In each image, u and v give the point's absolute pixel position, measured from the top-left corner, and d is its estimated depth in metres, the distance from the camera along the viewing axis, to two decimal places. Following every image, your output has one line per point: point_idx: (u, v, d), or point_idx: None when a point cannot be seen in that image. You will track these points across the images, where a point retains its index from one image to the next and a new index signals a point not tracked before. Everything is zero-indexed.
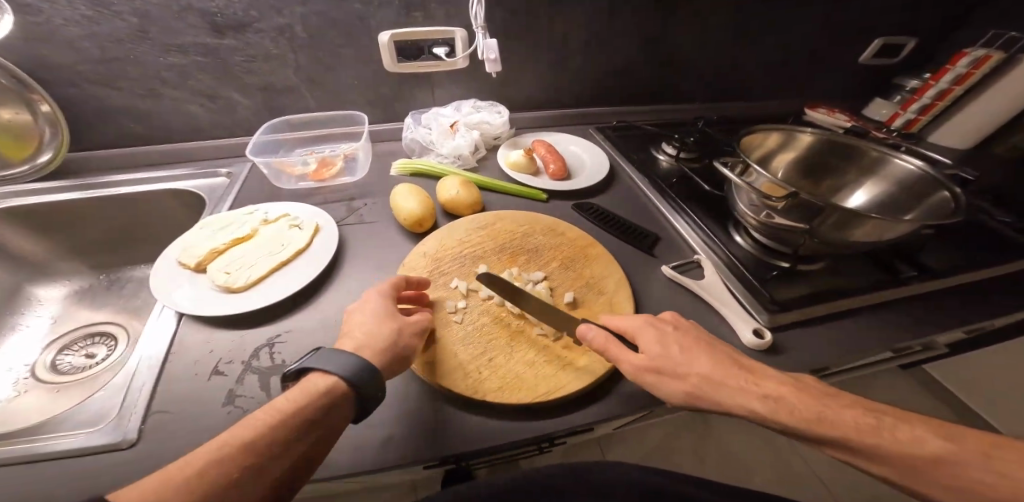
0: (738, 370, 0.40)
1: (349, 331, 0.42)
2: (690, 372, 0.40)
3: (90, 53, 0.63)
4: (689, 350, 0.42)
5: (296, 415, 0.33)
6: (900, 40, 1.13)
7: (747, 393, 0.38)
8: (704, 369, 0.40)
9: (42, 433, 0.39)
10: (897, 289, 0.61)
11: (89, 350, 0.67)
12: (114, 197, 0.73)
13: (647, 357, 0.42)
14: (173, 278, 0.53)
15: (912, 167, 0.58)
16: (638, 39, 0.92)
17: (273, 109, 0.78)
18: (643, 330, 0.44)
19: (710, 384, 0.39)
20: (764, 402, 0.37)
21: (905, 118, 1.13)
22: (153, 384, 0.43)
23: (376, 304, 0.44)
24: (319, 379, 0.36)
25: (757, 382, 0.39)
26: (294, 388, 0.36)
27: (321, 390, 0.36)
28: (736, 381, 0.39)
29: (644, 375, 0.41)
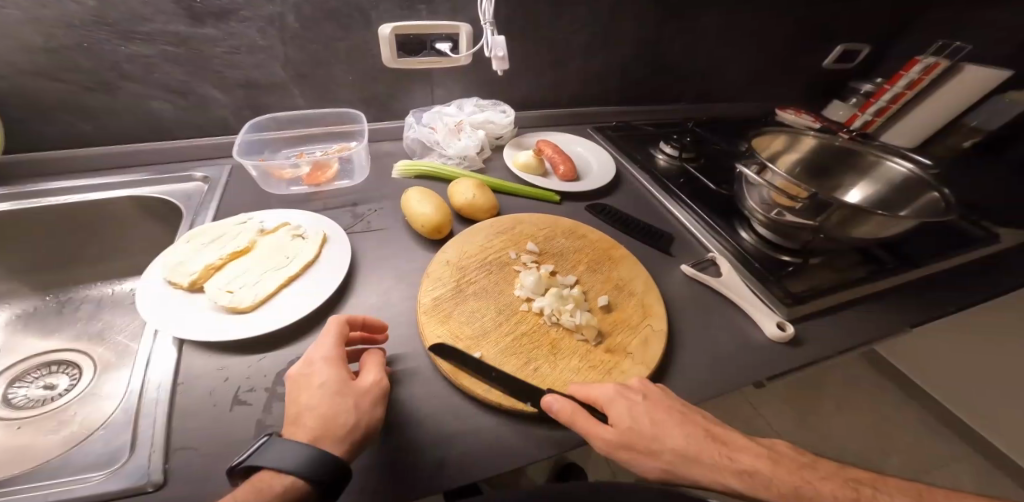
0: (711, 442, 0.37)
1: (297, 413, 0.34)
2: (664, 447, 0.37)
3: (35, 40, 0.54)
4: (661, 419, 0.38)
5: None
6: (857, 48, 1.24)
7: (721, 471, 0.36)
8: (678, 443, 0.37)
9: (41, 482, 0.32)
10: (884, 281, 0.66)
11: (47, 380, 0.57)
12: (67, 206, 0.63)
13: (617, 431, 0.37)
14: (164, 299, 0.46)
15: (903, 169, 0.63)
16: (635, 40, 0.93)
17: (256, 106, 0.71)
18: (615, 400, 0.39)
19: (683, 461, 0.36)
20: (740, 478, 0.36)
21: (863, 119, 1.22)
22: (165, 419, 0.37)
23: (323, 375, 0.36)
24: (260, 476, 0.30)
25: (726, 456, 0.37)
26: (245, 489, 0.29)
27: (258, 491, 0.29)
28: (709, 458, 0.36)
29: (616, 452, 0.37)
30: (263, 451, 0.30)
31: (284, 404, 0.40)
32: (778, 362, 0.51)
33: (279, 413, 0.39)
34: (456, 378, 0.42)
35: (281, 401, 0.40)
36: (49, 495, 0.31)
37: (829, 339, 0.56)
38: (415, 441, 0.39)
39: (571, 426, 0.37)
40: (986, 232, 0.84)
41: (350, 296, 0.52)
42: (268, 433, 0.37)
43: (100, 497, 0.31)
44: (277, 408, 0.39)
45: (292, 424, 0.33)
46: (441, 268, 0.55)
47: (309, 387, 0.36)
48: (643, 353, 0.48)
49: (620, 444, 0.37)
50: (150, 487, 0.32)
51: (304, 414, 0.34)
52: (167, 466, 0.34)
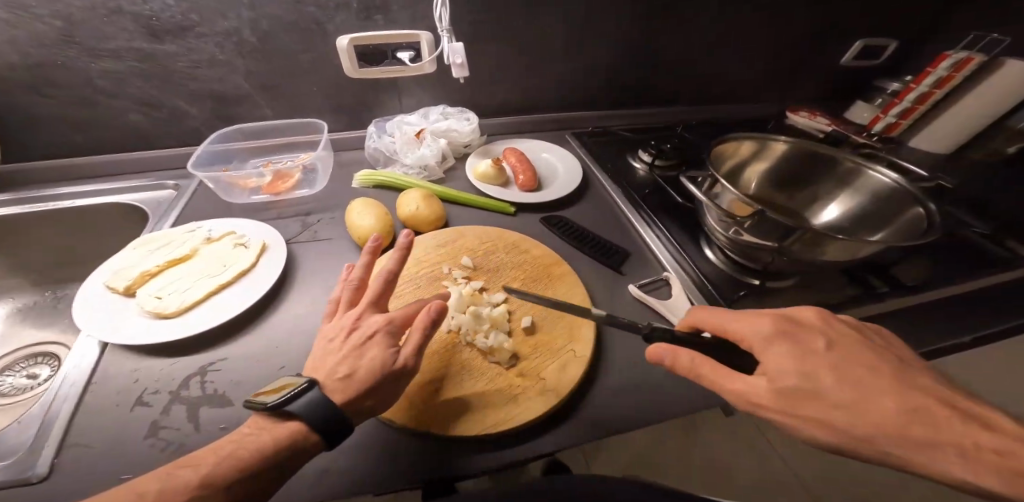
0: (934, 415, 0.30)
1: (333, 381, 0.38)
2: (850, 417, 0.30)
3: (13, 60, 0.58)
4: (849, 383, 0.32)
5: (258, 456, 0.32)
6: (881, 43, 1.12)
7: (949, 455, 0.28)
8: (874, 412, 0.30)
9: None
10: (873, 305, 0.58)
11: (31, 371, 0.63)
12: (52, 212, 0.68)
13: (775, 386, 0.32)
14: (99, 303, 0.49)
15: (887, 180, 0.56)
16: (617, 40, 0.88)
17: (225, 117, 0.74)
18: (775, 349, 0.34)
19: (885, 433, 0.29)
20: (999, 473, 0.27)
21: (886, 122, 1.11)
22: (67, 417, 0.39)
23: (380, 356, 0.39)
24: (292, 425, 0.34)
25: (952, 433, 0.29)
26: (274, 428, 0.34)
27: (289, 440, 0.34)
28: (928, 435, 0.29)
29: (778, 413, 0.32)
30: (303, 401, 0.35)
31: (182, 407, 0.41)
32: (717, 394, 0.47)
33: (175, 415, 0.40)
34: None
35: (181, 404, 0.41)
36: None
37: None
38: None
39: (693, 376, 0.35)
40: (1013, 252, 0.73)
41: (280, 306, 0.53)
42: (158, 434, 0.38)
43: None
44: (175, 411, 0.40)
45: (332, 387, 0.37)
46: None
47: (367, 351, 0.40)
48: (558, 380, 0.45)
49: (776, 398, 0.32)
50: (34, 479, 0.34)
51: (354, 378, 0.38)
52: (54, 462, 0.36)
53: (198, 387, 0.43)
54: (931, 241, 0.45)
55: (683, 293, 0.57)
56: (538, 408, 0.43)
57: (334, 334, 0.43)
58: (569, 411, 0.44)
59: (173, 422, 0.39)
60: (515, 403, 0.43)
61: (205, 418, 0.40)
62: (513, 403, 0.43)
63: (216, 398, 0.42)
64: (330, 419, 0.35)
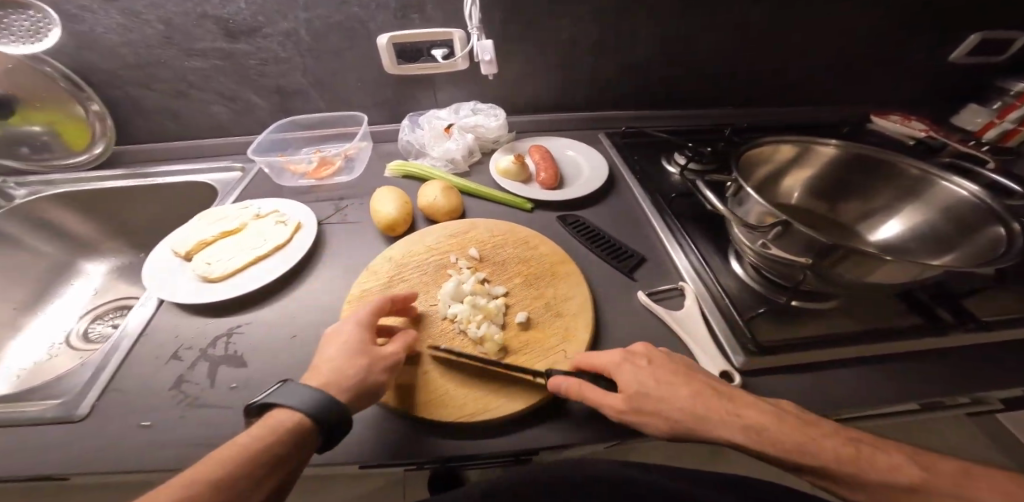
0: (715, 399, 0.37)
1: (317, 368, 0.39)
2: (674, 408, 0.37)
3: (128, 59, 0.71)
4: (667, 383, 0.38)
5: (260, 453, 0.31)
6: (1002, 34, 0.93)
7: (728, 426, 0.35)
8: (686, 404, 0.37)
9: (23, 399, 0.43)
10: (937, 338, 0.49)
11: (114, 321, 0.77)
12: (145, 187, 0.82)
13: (625, 397, 0.39)
14: (164, 265, 0.58)
15: (965, 193, 0.49)
16: (662, 36, 0.84)
17: (285, 110, 0.83)
18: (621, 367, 0.41)
19: (689, 421, 0.36)
20: (744, 433, 0.35)
21: (1000, 128, 0.92)
22: (117, 365, 0.46)
23: (352, 334, 0.42)
24: (278, 415, 0.34)
25: (746, 410, 0.36)
26: (259, 425, 0.33)
27: (281, 429, 0.33)
28: (727, 415, 0.36)
29: (631, 414, 0.38)
30: (280, 395, 0.35)
31: (206, 364, 0.47)
32: None
33: (198, 371, 0.46)
34: None
35: (205, 361, 0.47)
36: (22, 408, 0.42)
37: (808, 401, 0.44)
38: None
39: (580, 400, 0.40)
40: None
41: (303, 279, 0.59)
42: (180, 387, 0.44)
43: (44, 419, 0.41)
44: (199, 367, 0.46)
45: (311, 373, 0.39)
46: (382, 263, 0.58)
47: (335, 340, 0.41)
48: (544, 377, 0.44)
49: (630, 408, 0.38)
50: (75, 418, 0.41)
51: (324, 367, 0.39)
52: (101, 401, 0.43)
53: (222, 346, 0.49)
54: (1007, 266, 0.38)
55: (697, 304, 0.53)
56: (517, 401, 0.42)
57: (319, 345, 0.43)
58: (550, 414, 0.43)
59: (197, 378, 0.45)
60: (495, 394, 0.43)
61: (222, 377, 0.46)
62: (494, 393, 0.43)
63: (234, 358, 0.48)
64: (317, 402, 0.35)
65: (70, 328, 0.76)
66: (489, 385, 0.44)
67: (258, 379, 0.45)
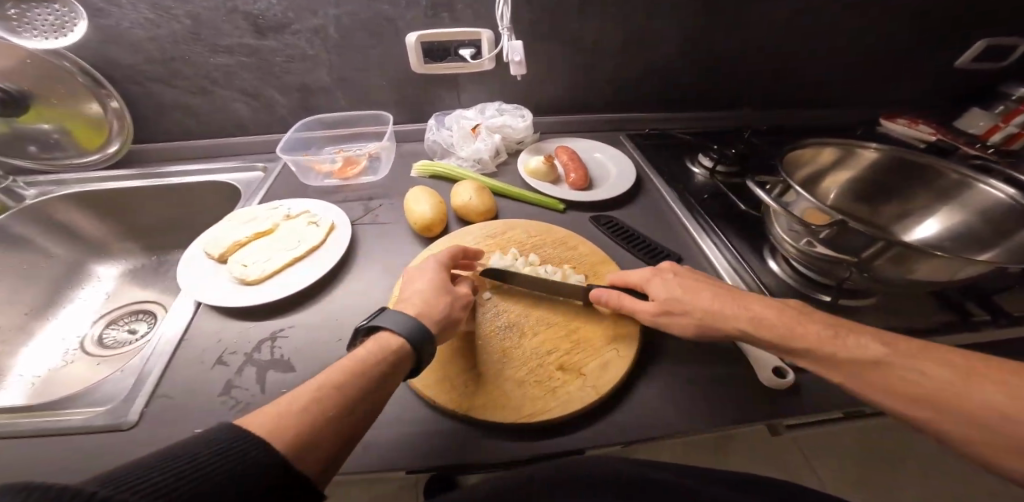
0: (731, 300, 0.44)
1: (406, 297, 0.45)
2: (696, 308, 0.44)
3: (153, 54, 0.71)
4: (693, 290, 0.45)
5: (371, 367, 0.36)
6: (1006, 40, 0.96)
7: (736, 317, 0.42)
8: (707, 305, 0.44)
9: (65, 407, 0.42)
10: (968, 333, 0.51)
11: (131, 326, 0.73)
12: (162, 187, 0.79)
13: (656, 301, 0.46)
14: (197, 267, 0.57)
15: (1003, 195, 0.50)
16: (685, 38, 0.85)
17: (308, 108, 0.82)
18: (652, 280, 0.48)
19: (708, 317, 0.43)
20: (749, 321, 0.41)
21: (1005, 132, 0.94)
22: (161, 371, 0.45)
23: (433, 272, 0.48)
24: (383, 336, 0.39)
25: (756, 306, 0.42)
26: (369, 343, 0.38)
27: (387, 346, 0.38)
28: (746, 309, 0.42)
29: (661, 316, 0.45)
30: (386, 318, 0.40)
31: (253, 369, 0.46)
32: (769, 410, 0.43)
33: (246, 376, 0.45)
34: None
35: (252, 366, 0.46)
36: (64, 417, 0.40)
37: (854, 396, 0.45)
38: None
39: (618, 308, 0.48)
40: None
41: (341, 280, 0.58)
42: (230, 393, 0.43)
43: (92, 428, 0.39)
44: (246, 372, 0.45)
45: (403, 302, 0.45)
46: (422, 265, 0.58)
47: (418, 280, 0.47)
48: (599, 376, 0.45)
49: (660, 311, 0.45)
50: (125, 425, 0.40)
51: (412, 301, 0.45)
52: (148, 409, 0.41)
53: (268, 351, 0.48)
54: None
55: None
56: (576, 402, 0.43)
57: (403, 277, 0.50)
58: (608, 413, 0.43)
59: (246, 383, 0.44)
60: (553, 395, 0.43)
61: (272, 382, 0.45)
62: (551, 394, 0.44)
63: (281, 363, 0.47)
64: (416, 323, 0.40)
65: (83, 334, 0.72)
66: (546, 386, 0.44)
67: None
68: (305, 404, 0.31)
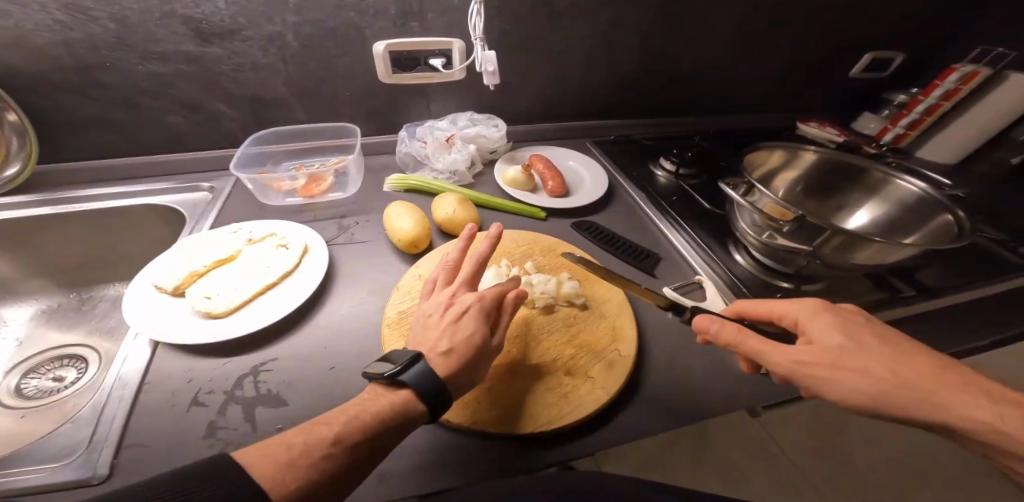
0: (956, 377, 0.35)
1: (434, 344, 0.41)
2: (888, 370, 0.35)
3: (63, 61, 0.61)
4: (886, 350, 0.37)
5: (374, 419, 0.33)
6: (886, 57, 1.16)
7: (968, 402, 0.33)
8: (908, 371, 0.35)
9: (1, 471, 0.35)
10: (894, 308, 0.60)
11: (57, 373, 0.61)
12: (83, 212, 0.68)
13: (817, 348, 0.37)
14: (147, 303, 0.49)
15: (915, 189, 0.62)
16: (640, 52, 0.91)
17: (261, 121, 0.76)
18: (818, 320, 0.40)
19: (914, 383, 0.34)
20: (1000, 417, 0.32)
21: (894, 133, 1.12)
22: (125, 415, 0.39)
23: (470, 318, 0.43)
24: (404, 392, 0.36)
25: (992, 396, 0.34)
26: (385, 395, 0.35)
27: (403, 406, 0.35)
28: (956, 391, 0.34)
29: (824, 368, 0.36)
30: (413, 372, 0.36)
31: (238, 407, 0.41)
32: (760, 391, 0.48)
33: (233, 415, 0.40)
34: None
35: (237, 405, 0.41)
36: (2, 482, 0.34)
37: None
38: None
39: (736, 347, 0.39)
40: None
41: (324, 303, 0.54)
42: (216, 435, 0.38)
43: (47, 490, 0.33)
44: (231, 411, 0.40)
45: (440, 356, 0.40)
46: (412, 283, 0.56)
47: (463, 324, 0.42)
48: (605, 377, 0.47)
49: (816, 359, 0.37)
50: (95, 480, 0.34)
51: (454, 351, 0.40)
52: (114, 463, 0.35)
53: (252, 386, 0.43)
54: (962, 245, 0.48)
55: (718, 295, 0.58)
56: (589, 405, 0.44)
57: (433, 310, 0.45)
58: (616, 409, 0.45)
59: (232, 423, 0.39)
60: (566, 401, 0.44)
61: (263, 419, 0.40)
62: (563, 399, 0.44)
63: (271, 398, 0.42)
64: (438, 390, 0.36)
65: None
66: (557, 392, 0.45)
67: (306, 416, 0.41)
68: (303, 450, 0.29)
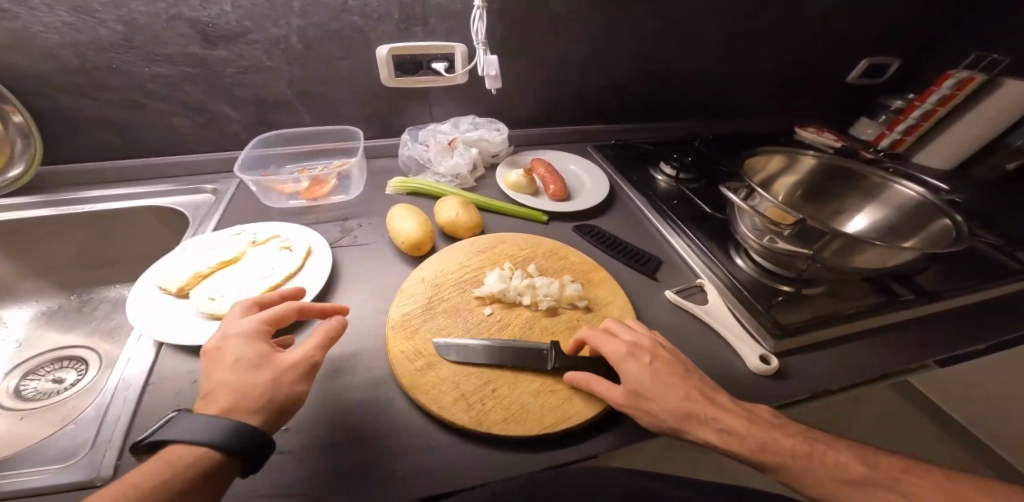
0: (702, 402, 0.40)
1: (208, 388, 0.35)
2: (661, 408, 0.40)
3: (69, 62, 0.61)
4: (662, 383, 0.42)
5: (148, 485, 0.27)
6: (881, 64, 1.18)
7: (702, 427, 0.39)
8: (670, 405, 0.40)
9: (5, 470, 0.35)
10: (894, 313, 0.61)
11: (57, 375, 0.61)
12: (85, 214, 0.68)
13: (618, 392, 0.42)
14: (151, 304, 0.49)
15: (913, 193, 0.63)
16: (640, 56, 0.93)
17: (265, 123, 0.76)
18: (625, 361, 0.44)
19: (669, 415, 0.40)
20: (720, 436, 0.38)
21: (891, 138, 1.13)
22: (129, 417, 0.39)
23: (240, 351, 0.37)
24: (175, 450, 0.30)
25: (724, 415, 0.39)
26: (153, 461, 0.29)
27: (180, 462, 0.29)
28: (694, 422, 0.39)
29: (626, 409, 0.42)
30: (177, 426, 0.30)
31: None
32: (762, 392, 0.49)
33: None
34: (412, 393, 0.44)
35: None
36: (6, 481, 0.34)
37: (817, 373, 0.52)
38: (362, 442, 0.40)
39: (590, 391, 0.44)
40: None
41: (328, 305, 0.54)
42: None
43: (52, 490, 0.33)
44: None
45: (206, 398, 0.34)
46: (416, 285, 0.57)
47: (228, 360, 0.36)
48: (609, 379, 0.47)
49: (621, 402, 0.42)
50: (97, 481, 0.34)
51: (220, 389, 0.34)
52: (119, 464, 0.35)
53: None
54: (959, 249, 0.50)
55: (720, 299, 0.59)
56: (593, 407, 0.44)
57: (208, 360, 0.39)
58: (619, 411, 0.46)
59: None
60: (570, 403, 0.44)
61: None
62: (567, 400, 0.44)
63: None
64: (213, 428, 0.30)
65: None
66: (562, 394, 0.45)
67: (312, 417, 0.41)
68: None
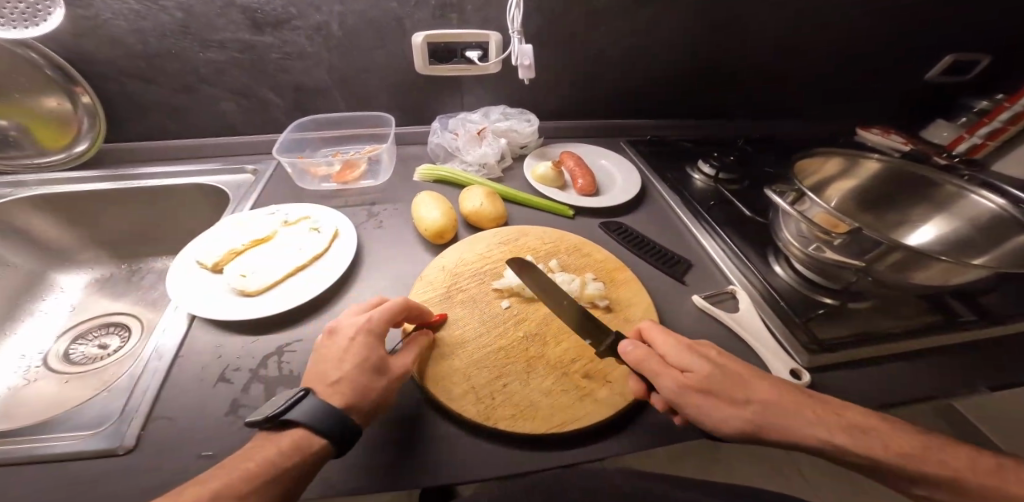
0: (808, 398, 0.37)
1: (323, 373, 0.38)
2: (749, 399, 0.36)
3: (133, 49, 0.66)
4: (742, 375, 0.38)
5: (271, 468, 0.31)
6: (967, 58, 1.04)
7: (821, 425, 0.35)
8: (764, 397, 0.37)
9: (46, 432, 0.38)
10: (953, 334, 0.54)
11: (102, 340, 0.66)
12: (139, 189, 0.73)
13: (693, 378, 0.37)
14: (190, 277, 0.52)
15: (993, 205, 0.56)
16: (685, 49, 0.87)
17: (304, 109, 0.79)
18: (688, 352, 0.40)
19: (775, 408, 0.36)
20: (848, 434, 0.35)
21: (969, 143, 1.01)
22: (155, 390, 0.41)
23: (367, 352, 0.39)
24: (294, 431, 0.34)
25: (846, 412, 0.37)
26: (276, 441, 0.33)
27: (295, 444, 0.33)
28: (808, 417, 0.36)
29: (700, 399, 0.36)
30: (300, 409, 0.34)
31: (261, 386, 0.43)
32: None
33: (254, 394, 0.42)
34: (422, 381, 0.44)
35: (259, 383, 0.43)
36: (34, 447, 0.36)
37: (858, 396, 0.47)
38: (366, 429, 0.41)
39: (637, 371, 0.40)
40: None
41: (352, 286, 0.56)
42: (238, 412, 0.40)
43: (85, 452, 0.36)
44: (253, 389, 0.42)
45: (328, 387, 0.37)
46: (435, 273, 0.57)
47: (352, 352, 0.39)
48: (624, 383, 0.45)
49: (694, 388, 0.37)
50: (120, 450, 0.36)
51: (341, 382, 0.37)
52: (141, 434, 0.38)
53: (274, 366, 0.45)
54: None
55: (752, 308, 0.55)
56: (605, 409, 0.42)
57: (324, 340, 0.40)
58: (630, 420, 0.44)
59: (255, 400, 0.41)
60: (582, 404, 0.43)
61: None
62: (579, 401, 0.43)
63: (291, 379, 0.44)
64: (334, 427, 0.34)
65: (46, 350, 0.64)
66: (573, 394, 0.44)
67: None
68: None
